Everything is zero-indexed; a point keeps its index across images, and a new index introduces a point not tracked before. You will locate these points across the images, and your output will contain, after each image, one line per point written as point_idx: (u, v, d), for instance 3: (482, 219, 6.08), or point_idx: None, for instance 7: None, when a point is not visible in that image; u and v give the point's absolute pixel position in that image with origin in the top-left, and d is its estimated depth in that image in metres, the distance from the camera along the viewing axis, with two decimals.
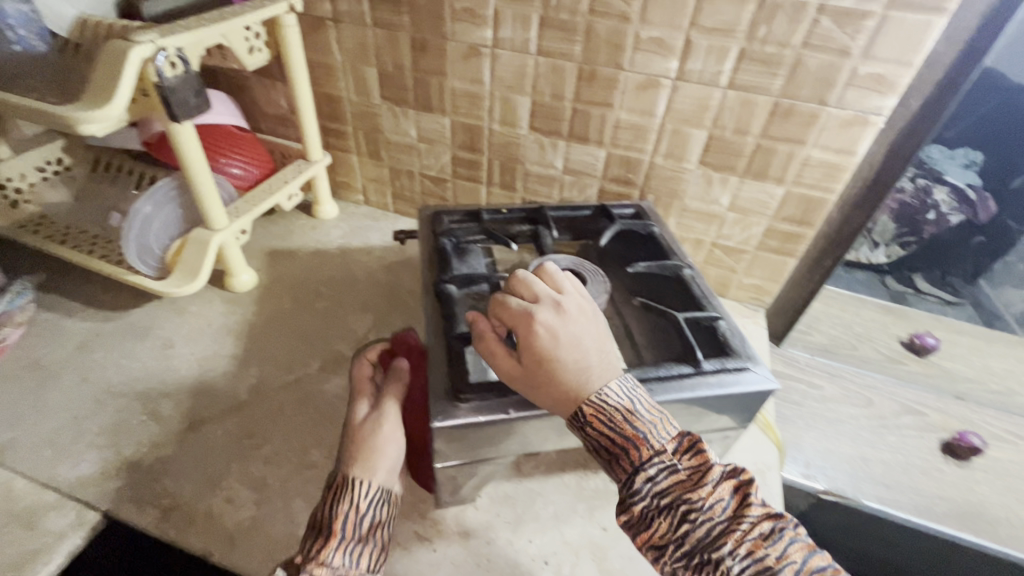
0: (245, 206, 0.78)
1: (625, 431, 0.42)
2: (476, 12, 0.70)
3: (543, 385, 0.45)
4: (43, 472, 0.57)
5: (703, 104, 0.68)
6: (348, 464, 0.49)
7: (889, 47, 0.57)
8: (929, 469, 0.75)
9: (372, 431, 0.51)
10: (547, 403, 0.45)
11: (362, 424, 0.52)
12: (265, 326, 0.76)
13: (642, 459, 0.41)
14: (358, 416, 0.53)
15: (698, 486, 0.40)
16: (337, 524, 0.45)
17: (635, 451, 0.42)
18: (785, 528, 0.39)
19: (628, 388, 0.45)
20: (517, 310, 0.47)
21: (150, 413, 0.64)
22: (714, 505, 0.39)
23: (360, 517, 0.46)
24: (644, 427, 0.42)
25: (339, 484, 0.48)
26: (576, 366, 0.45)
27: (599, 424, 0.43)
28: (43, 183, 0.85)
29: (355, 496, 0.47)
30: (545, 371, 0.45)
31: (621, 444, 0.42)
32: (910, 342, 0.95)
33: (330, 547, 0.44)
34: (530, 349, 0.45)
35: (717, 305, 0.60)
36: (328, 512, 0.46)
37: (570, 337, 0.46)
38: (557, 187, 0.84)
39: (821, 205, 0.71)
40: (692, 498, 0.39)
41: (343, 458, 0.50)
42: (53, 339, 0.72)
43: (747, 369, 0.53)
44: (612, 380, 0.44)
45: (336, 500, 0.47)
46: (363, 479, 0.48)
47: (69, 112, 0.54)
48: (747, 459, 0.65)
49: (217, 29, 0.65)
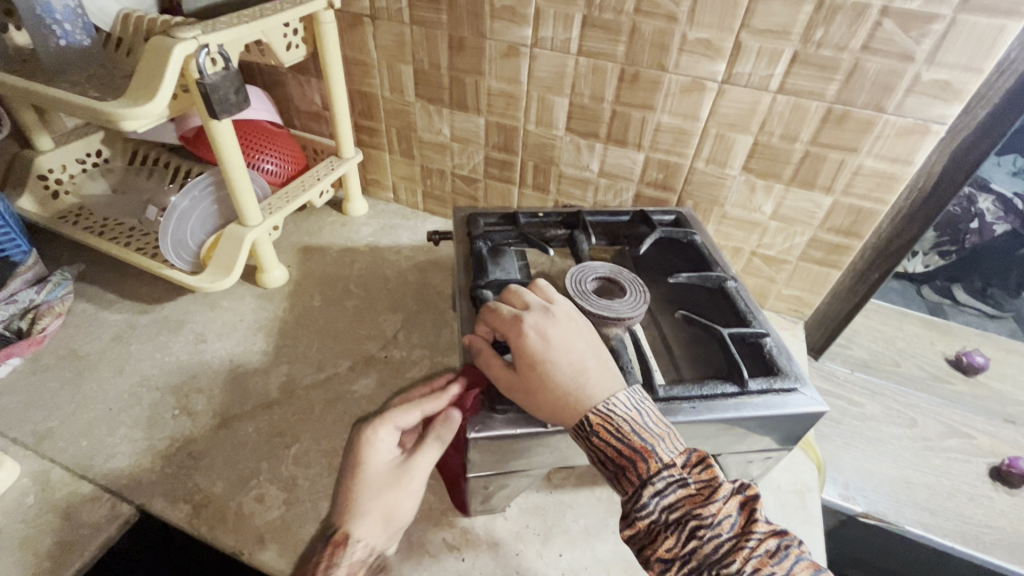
0: (277, 202, 0.78)
1: (633, 444, 0.41)
2: (517, 11, 0.68)
3: (538, 393, 0.44)
4: (80, 463, 0.58)
5: (751, 109, 0.65)
6: (351, 524, 0.43)
7: (957, 53, 0.54)
8: (976, 496, 0.71)
9: (387, 489, 0.44)
10: (544, 412, 0.44)
11: (379, 473, 0.45)
12: (296, 323, 0.76)
13: (649, 472, 0.40)
14: (371, 462, 0.45)
15: (707, 502, 0.39)
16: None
17: (642, 463, 0.41)
18: (790, 546, 0.38)
19: (636, 400, 0.44)
20: (508, 316, 0.47)
21: (183, 407, 0.64)
22: (722, 521, 0.39)
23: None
24: (652, 439, 0.42)
25: (337, 541, 0.43)
26: (571, 369, 0.44)
27: (607, 435, 0.42)
28: (83, 174, 0.87)
29: (354, 562, 0.43)
30: (538, 377, 0.44)
31: (629, 456, 0.41)
32: (956, 360, 0.91)
33: None
34: (522, 355, 0.45)
35: (762, 321, 0.58)
36: (321, 573, 0.42)
37: (562, 342, 0.45)
38: (591, 190, 0.82)
39: (871, 217, 0.68)
40: (701, 513, 0.39)
41: (347, 504, 0.44)
42: (90, 330, 0.73)
43: (794, 391, 0.51)
44: (618, 392, 0.44)
45: (335, 559, 0.42)
46: (366, 544, 0.43)
47: (113, 108, 0.54)
48: (786, 479, 0.63)
49: (257, 26, 0.64)
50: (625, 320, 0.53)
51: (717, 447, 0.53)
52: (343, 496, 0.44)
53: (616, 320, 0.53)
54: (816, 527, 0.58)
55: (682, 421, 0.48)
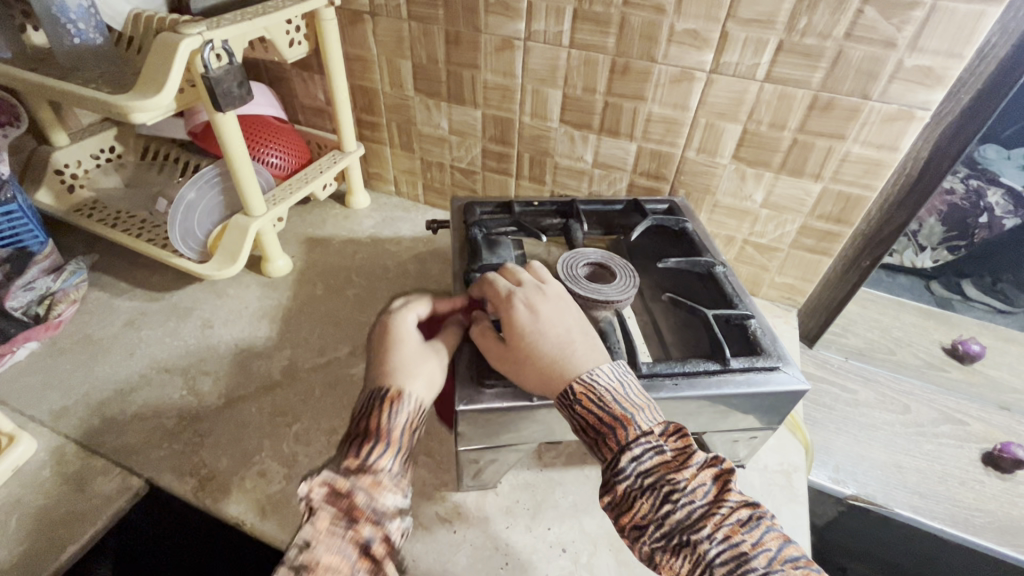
0: (281, 194, 0.81)
1: (614, 411, 0.43)
2: (511, 5, 0.70)
3: (527, 356, 0.47)
4: (92, 439, 0.61)
5: (739, 98, 0.67)
6: (401, 381, 0.48)
7: (938, 39, 0.55)
8: (968, 480, 0.71)
9: (424, 357, 0.51)
10: (531, 381, 0.46)
11: (414, 346, 0.52)
12: (299, 310, 0.78)
13: (628, 439, 0.42)
14: (406, 336, 0.52)
15: (681, 468, 0.41)
16: (395, 434, 0.46)
17: (622, 431, 0.43)
18: (761, 518, 0.39)
19: (619, 373, 0.46)
20: (502, 289, 0.51)
21: (190, 389, 0.67)
22: (696, 489, 0.40)
23: (410, 432, 0.47)
24: (632, 409, 0.43)
25: (392, 396, 0.47)
26: (558, 342, 0.47)
27: (589, 403, 0.43)
28: (98, 169, 0.91)
29: (410, 411, 0.47)
30: (527, 347, 0.47)
31: (609, 423, 0.43)
32: (952, 349, 0.91)
33: (385, 455, 0.45)
34: (512, 323, 0.48)
35: (748, 304, 0.59)
36: (384, 421, 0.46)
37: (551, 315, 0.48)
38: (586, 180, 0.84)
39: (860, 203, 0.69)
40: (675, 478, 0.40)
41: (389, 371, 0.49)
42: (103, 316, 0.76)
43: (777, 369, 0.52)
44: (603, 364, 0.46)
45: (392, 410, 0.47)
46: (417, 398, 0.48)
47: (124, 101, 0.57)
48: (774, 460, 0.64)
49: (260, 22, 0.67)
50: (614, 302, 0.55)
51: (701, 425, 0.54)
52: (379, 370, 0.50)
53: (604, 303, 0.55)
54: (801, 507, 0.59)
55: (663, 397, 0.49)
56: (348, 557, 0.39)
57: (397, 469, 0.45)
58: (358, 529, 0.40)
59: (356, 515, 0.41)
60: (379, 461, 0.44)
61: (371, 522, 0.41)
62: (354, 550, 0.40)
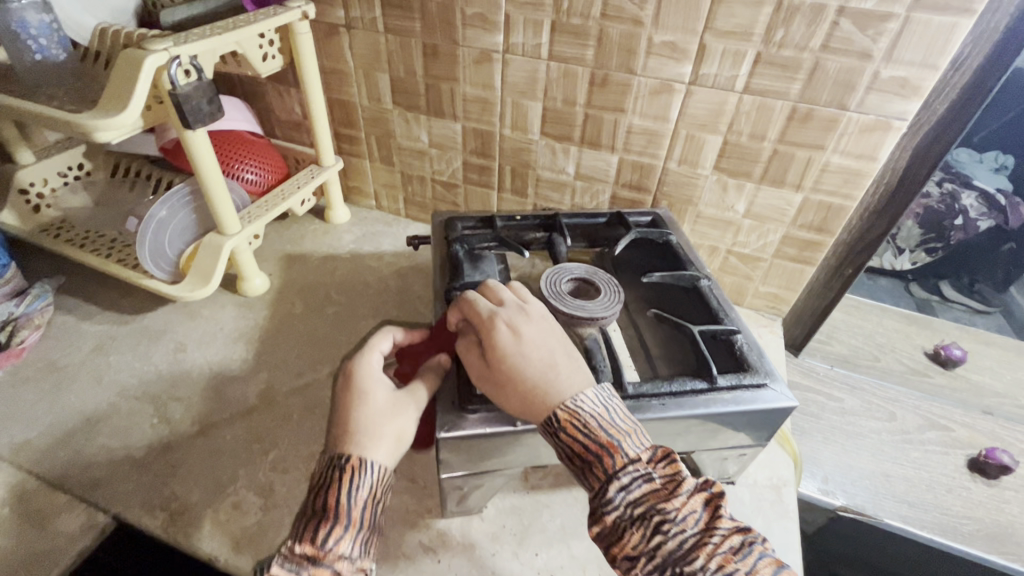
0: (258, 210, 0.79)
1: (600, 439, 0.42)
2: (487, 17, 0.69)
3: (509, 380, 0.45)
4: (56, 473, 0.58)
5: (718, 109, 0.67)
6: (362, 448, 0.45)
7: (913, 50, 0.55)
8: (955, 487, 0.71)
9: (389, 416, 0.47)
10: (513, 405, 0.45)
11: (379, 402, 0.48)
12: (276, 330, 0.76)
13: (615, 467, 0.41)
14: (370, 391, 0.48)
15: (671, 496, 0.40)
16: (354, 512, 0.43)
17: (609, 459, 0.41)
18: (754, 543, 0.38)
19: (604, 397, 0.45)
20: (483, 309, 0.50)
21: (161, 416, 0.64)
22: (686, 517, 0.39)
23: (373, 502, 0.44)
24: (619, 434, 0.42)
25: (352, 467, 0.44)
26: (541, 363, 0.46)
27: (575, 431, 0.42)
28: (65, 187, 0.88)
29: (371, 483, 0.44)
30: (508, 369, 0.46)
31: (596, 451, 0.42)
32: (934, 353, 0.91)
33: (343, 536, 0.42)
34: (493, 345, 0.47)
35: (734, 318, 0.57)
36: (342, 498, 0.43)
37: (533, 337, 0.47)
38: (568, 193, 0.83)
39: (840, 212, 0.69)
40: (665, 508, 0.39)
41: (351, 436, 0.45)
42: (70, 341, 0.73)
43: (764, 387, 0.50)
44: (588, 389, 0.45)
45: (351, 484, 0.43)
46: (380, 463, 0.45)
47: (85, 121, 0.55)
48: (763, 475, 0.63)
49: (231, 36, 0.65)
50: (598, 319, 0.54)
51: (689, 444, 0.52)
52: (343, 432, 0.46)
53: (590, 320, 0.54)
54: (792, 522, 0.58)
55: (650, 418, 0.48)
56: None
57: (357, 550, 0.43)
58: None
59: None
60: (338, 545, 0.42)
61: None
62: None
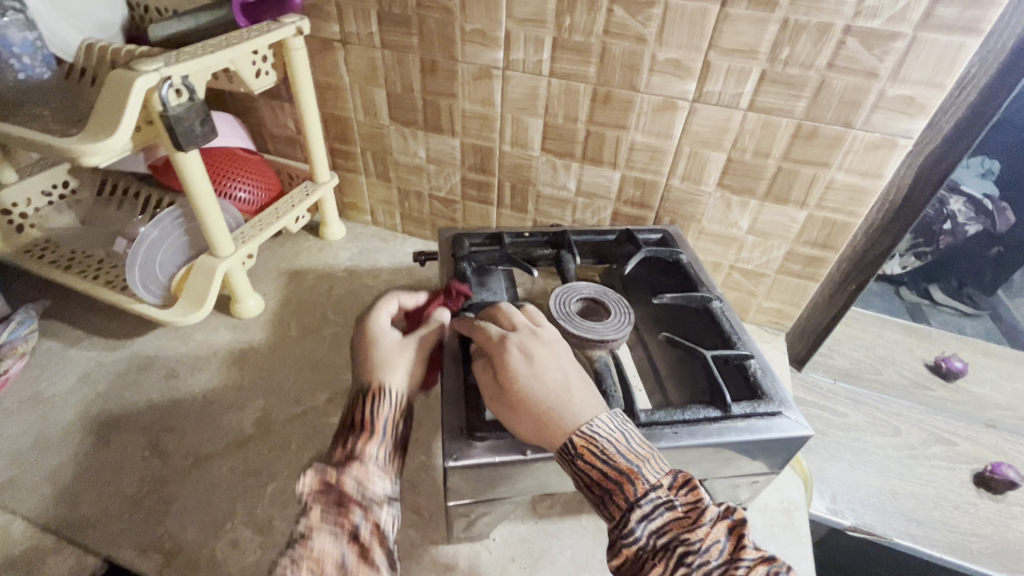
0: (251, 231, 0.77)
1: (619, 465, 0.41)
2: (487, 34, 0.68)
3: (521, 404, 0.44)
4: (43, 513, 0.56)
5: (723, 127, 0.66)
6: (382, 374, 0.49)
7: (919, 69, 0.55)
8: (962, 504, 0.71)
9: (400, 353, 0.52)
10: (525, 428, 0.44)
11: (391, 343, 0.53)
12: (272, 354, 0.74)
13: (637, 495, 0.40)
14: (383, 334, 0.53)
15: (694, 526, 0.38)
16: (379, 424, 0.47)
17: (629, 486, 0.40)
18: (782, 574, 0.37)
19: (619, 422, 0.43)
20: (494, 334, 0.48)
21: (153, 448, 0.62)
22: (710, 547, 0.37)
23: (396, 422, 0.48)
24: (638, 460, 0.41)
25: (374, 391, 0.48)
26: (555, 385, 0.44)
27: (592, 458, 0.41)
28: (50, 207, 0.85)
29: (392, 403, 0.48)
30: (519, 392, 0.44)
31: (615, 478, 0.40)
32: (935, 365, 0.91)
33: (371, 444, 0.46)
34: (504, 369, 0.45)
35: (746, 342, 0.57)
36: (368, 413, 0.47)
37: (545, 360, 0.46)
38: (569, 209, 0.82)
39: (845, 229, 0.69)
40: (689, 538, 0.38)
41: (370, 367, 0.50)
42: (55, 369, 0.70)
43: (779, 415, 0.49)
44: (601, 414, 0.43)
45: (374, 404, 0.48)
46: (398, 390, 0.49)
47: (71, 145, 0.53)
48: (774, 498, 0.62)
49: (224, 54, 0.63)
50: (609, 342, 0.53)
51: (702, 472, 0.51)
52: (363, 368, 0.51)
53: (601, 342, 0.53)
54: (805, 548, 0.57)
55: (664, 447, 0.46)
56: (337, 542, 0.40)
57: (383, 458, 0.46)
58: (348, 515, 0.41)
59: (345, 502, 0.42)
60: (365, 451, 0.45)
61: (359, 509, 0.42)
62: (343, 536, 0.40)
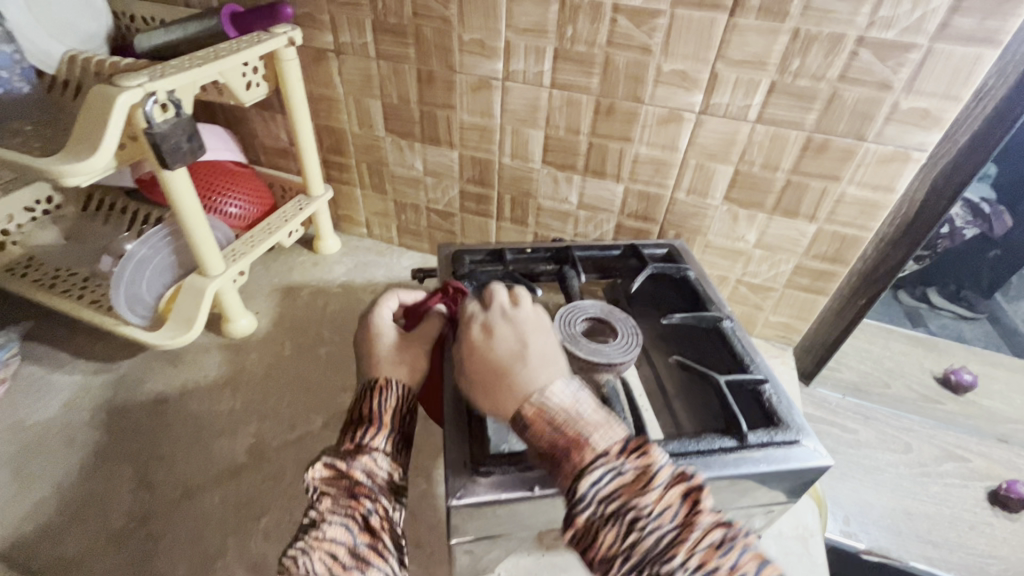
0: (242, 247, 0.74)
1: (567, 431, 0.38)
2: (486, 44, 0.66)
3: (472, 376, 0.44)
4: (23, 553, 0.53)
5: (730, 139, 0.64)
6: (387, 370, 0.48)
7: (935, 81, 0.53)
8: (977, 524, 0.69)
9: (405, 348, 0.51)
10: (481, 398, 0.43)
11: (393, 340, 0.52)
12: (264, 376, 0.71)
13: (584, 461, 0.37)
14: (384, 331, 0.52)
15: (646, 491, 0.35)
16: (386, 417, 0.45)
17: (577, 452, 0.37)
18: (737, 537, 0.35)
19: (573, 389, 0.41)
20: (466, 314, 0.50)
21: (140, 480, 0.59)
22: (663, 512, 0.35)
23: (403, 414, 0.46)
24: (586, 425, 0.38)
25: (379, 386, 0.47)
26: (509, 353, 0.44)
27: (539, 424, 0.39)
28: (33, 223, 0.82)
29: (398, 396, 0.47)
30: (473, 362, 0.45)
31: (563, 445, 0.38)
32: (945, 378, 0.90)
33: (378, 435, 0.43)
34: (464, 342, 0.47)
35: (760, 364, 0.54)
36: (375, 406, 0.45)
37: (505, 333, 0.46)
38: (571, 222, 0.80)
39: (855, 243, 0.67)
40: (641, 503, 0.35)
41: (374, 367, 0.49)
42: (38, 396, 0.68)
43: (797, 444, 0.47)
44: (556, 379, 0.41)
45: (380, 398, 0.46)
46: (404, 385, 0.48)
47: (50, 166, 0.50)
48: (788, 524, 0.59)
49: (213, 67, 0.60)
50: (617, 365, 0.51)
51: (717, 503, 0.49)
52: (366, 368, 0.50)
53: (608, 365, 0.51)
54: None
55: None
56: (348, 532, 0.38)
57: (391, 449, 0.44)
58: (359, 504, 0.39)
59: (354, 494, 0.40)
60: (373, 443, 0.43)
61: (370, 496, 0.40)
62: (355, 525, 0.39)
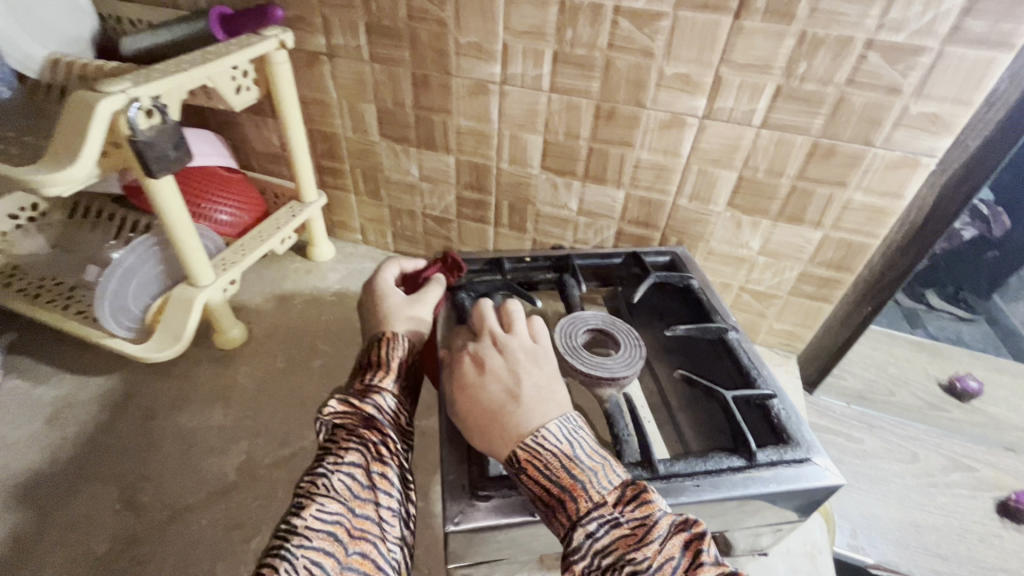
0: (232, 256, 0.72)
1: (561, 481, 0.37)
2: (483, 47, 0.64)
3: (464, 416, 0.43)
4: None
5: (734, 144, 0.62)
6: (393, 324, 0.51)
7: (946, 86, 0.52)
8: (986, 536, 0.68)
9: (409, 306, 0.53)
10: (475, 438, 0.42)
11: (397, 301, 0.54)
12: (256, 389, 0.69)
13: (579, 513, 0.36)
14: (389, 291, 0.55)
15: (642, 544, 0.34)
16: (394, 361, 0.47)
17: (572, 504, 0.36)
18: None
19: (569, 430, 0.39)
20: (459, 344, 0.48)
21: (126, 501, 0.57)
22: (662, 566, 0.33)
23: (409, 363, 0.49)
24: (581, 474, 0.37)
25: (386, 337, 0.49)
26: (501, 393, 0.42)
27: (533, 472, 0.37)
28: (18, 231, 0.80)
29: (404, 347, 0.49)
30: (464, 402, 0.43)
31: (557, 495, 0.37)
32: (950, 385, 0.89)
33: (387, 378, 0.46)
34: (455, 378, 0.45)
35: (767, 378, 0.53)
36: (383, 352, 0.47)
37: (498, 369, 0.44)
38: (570, 228, 0.78)
39: (862, 250, 0.65)
40: (636, 557, 0.34)
41: (381, 322, 0.51)
42: (22, 411, 0.66)
43: (807, 462, 0.46)
44: (552, 421, 0.40)
45: (389, 346, 0.48)
46: (410, 337, 0.50)
47: (29, 175, 0.48)
48: (797, 540, 0.58)
49: (201, 71, 0.58)
50: (620, 380, 0.49)
51: (725, 524, 0.47)
52: (373, 325, 0.52)
53: (611, 381, 0.49)
54: None
55: (686, 503, 0.42)
56: (364, 459, 0.41)
57: (399, 391, 0.46)
58: (372, 433, 0.42)
59: (369, 423, 0.42)
60: (382, 384, 0.45)
61: (381, 429, 0.42)
62: (368, 454, 0.41)
